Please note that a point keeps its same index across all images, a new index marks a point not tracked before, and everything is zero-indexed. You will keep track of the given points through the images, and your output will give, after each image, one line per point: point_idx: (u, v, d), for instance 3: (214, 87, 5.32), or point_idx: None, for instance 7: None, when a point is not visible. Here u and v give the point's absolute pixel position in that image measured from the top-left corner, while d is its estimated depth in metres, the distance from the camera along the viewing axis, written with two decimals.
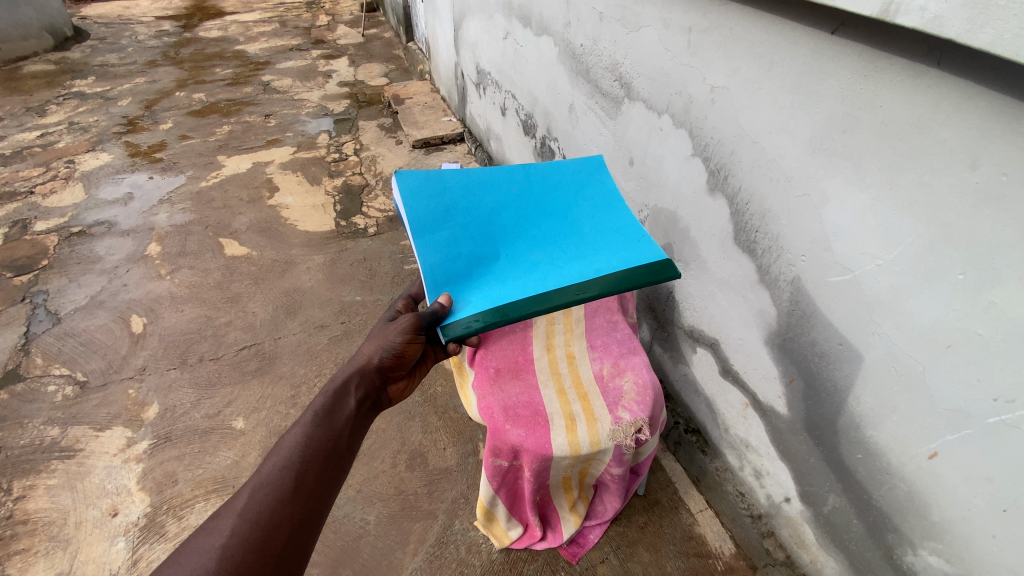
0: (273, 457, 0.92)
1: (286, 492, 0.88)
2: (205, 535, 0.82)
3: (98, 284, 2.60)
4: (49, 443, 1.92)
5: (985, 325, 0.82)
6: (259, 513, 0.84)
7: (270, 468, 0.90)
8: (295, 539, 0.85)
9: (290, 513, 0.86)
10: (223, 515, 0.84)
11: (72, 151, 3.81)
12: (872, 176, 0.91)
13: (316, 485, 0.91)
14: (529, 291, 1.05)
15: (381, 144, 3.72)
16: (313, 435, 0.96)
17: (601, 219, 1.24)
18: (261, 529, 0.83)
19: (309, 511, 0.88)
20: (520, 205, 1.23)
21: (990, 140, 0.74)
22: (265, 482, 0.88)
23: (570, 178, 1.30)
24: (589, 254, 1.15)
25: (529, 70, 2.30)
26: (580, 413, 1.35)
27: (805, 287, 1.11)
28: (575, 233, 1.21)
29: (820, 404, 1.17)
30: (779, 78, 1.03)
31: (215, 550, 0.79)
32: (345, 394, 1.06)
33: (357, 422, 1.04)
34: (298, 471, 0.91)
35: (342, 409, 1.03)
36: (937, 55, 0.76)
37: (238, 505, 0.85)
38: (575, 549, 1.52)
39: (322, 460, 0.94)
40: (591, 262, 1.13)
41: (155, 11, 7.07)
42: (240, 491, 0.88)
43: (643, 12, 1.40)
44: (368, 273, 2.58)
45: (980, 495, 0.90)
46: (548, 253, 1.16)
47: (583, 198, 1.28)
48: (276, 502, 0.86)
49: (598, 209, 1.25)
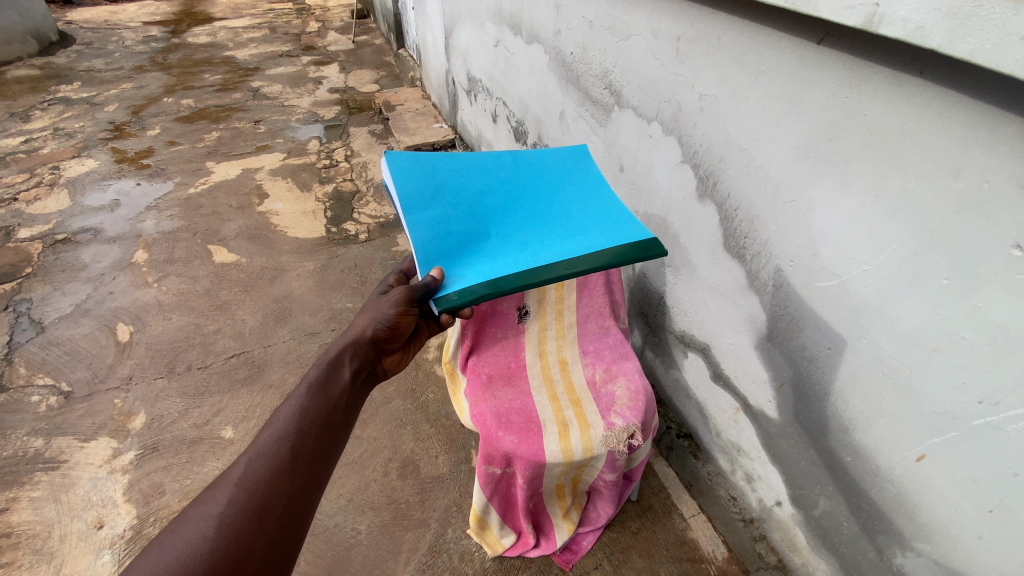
0: (271, 426, 0.91)
1: (284, 461, 0.87)
2: (199, 506, 0.80)
3: (84, 291, 2.56)
4: (32, 454, 1.88)
5: (970, 329, 0.83)
6: (257, 482, 0.83)
7: (266, 439, 0.89)
8: (293, 507, 0.84)
9: (286, 480, 0.85)
10: (219, 485, 0.83)
11: (56, 158, 3.75)
12: (859, 184, 0.92)
13: (312, 453, 0.90)
14: (520, 266, 1.05)
15: (372, 150, 3.71)
16: (311, 404, 0.96)
17: (590, 201, 1.24)
18: (259, 498, 0.82)
19: (308, 479, 0.88)
20: (509, 185, 1.24)
21: (971, 147, 0.76)
22: (262, 453, 0.86)
23: (560, 161, 1.32)
24: (578, 233, 1.15)
25: (520, 76, 2.31)
26: (573, 419, 1.36)
27: (794, 291, 1.12)
28: (564, 213, 1.21)
29: (809, 408, 1.18)
30: (767, 87, 1.04)
31: (212, 519, 0.78)
32: (341, 363, 1.05)
33: (354, 392, 1.04)
34: (295, 441, 0.90)
35: (339, 379, 1.03)
36: (920, 65, 0.78)
37: (235, 474, 0.84)
38: (569, 556, 1.51)
39: (319, 429, 0.93)
40: (581, 240, 1.13)
41: (143, 17, 7.00)
42: (237, 462, 0.86)
43: (632, 21, 1.41)
44: (360, 279, 2.57)
45: (967, 496, 0.91)
46: (537, 231, 1.16)
47: (570, 183, 1.28)
48: (273, 470, 0.85)
49: (586, 192, 1.25)
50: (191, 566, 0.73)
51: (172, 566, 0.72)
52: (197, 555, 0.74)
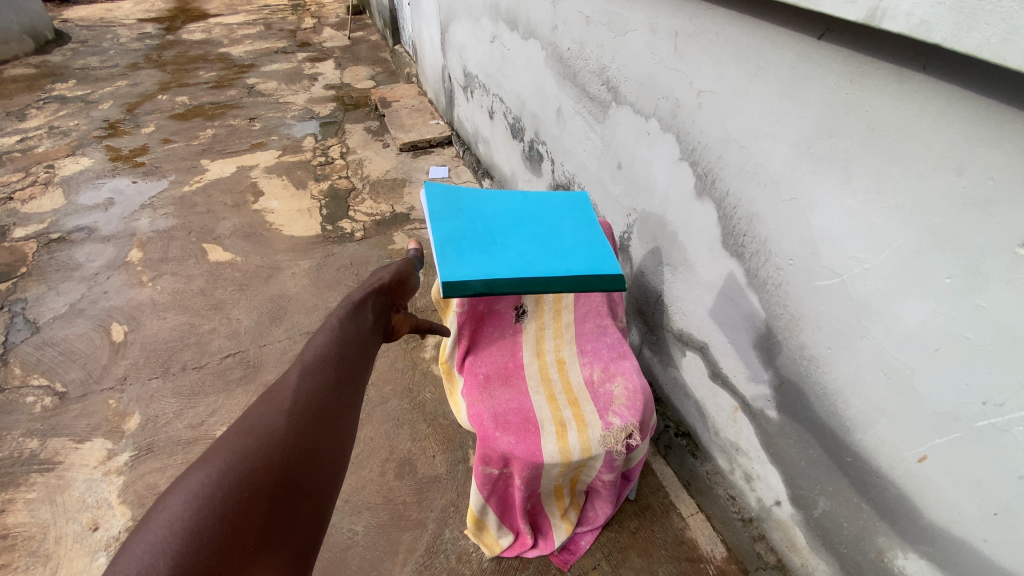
0: (312, 346, 0.91)
1: (333, 371, 0.87)
2: (261, 406, 0.78)
3: (78, 291, 2.54)
4: (26, 456, 1.86)
5: (974, 328, 0.82)
6: (313, 386, 0.83)
7: (311, 356, 0.89)
8: (349, 410, 0.84)
9: (340, 386, 0.85)
10: (275, 391, 0.81)
11: (50, 156, 3.72)
12: (860, 182, 0.91)
13: (357, 367, 0.91)
14: (513, 270, 1.06)
15: (368, 147, 3.69)
16: (345, 329, 0.97)
17: (585, 234, 1.23)
18: (318, 398, 0.81)
19: (358, 387, 0.88)
20: (514, 209, 1.27)
21: (976, 145, 0.74)
22: (311, 365, 0.86)
23: (559, 201, 1.34)
24: (565, 255, 1.15)
25: (516, 73, 2.29)
26: (570, 418, 1.34)
27: (794, 290, 1.11)
28: (555, 240, 1.20)
29: (809, 408, 1.17)
30: (766, 83, 1.03)
31: (279, 413, 0.77)
32: (364, 300, 1.07)
33: (381, 327, 1.06)
34: (338, 355, 0.90)
35: (366, 312, 1.04)
36: (923, 61, 0.77)
37: (290, 382, 0.83)
38: (567, 556, 1.50)
39: (358, 348, 0.94)
40: (565, 263, 1.12)
41: (138, 14, 6.95)
42: (286, 374, 0.85)
43: (629, 16, 1.39)
44: (356, 278, 2.56)
45: (970, 498, 0.90)
46: (528, 248, 1.16)
47: (573, 219, 1.29)
48: (326, 377, 0.85)
49: (582, 226, 1.25)
50: (268, 451, 0.71)
51: (251, 450, 0.70)
52: (273, 440, 0.72)
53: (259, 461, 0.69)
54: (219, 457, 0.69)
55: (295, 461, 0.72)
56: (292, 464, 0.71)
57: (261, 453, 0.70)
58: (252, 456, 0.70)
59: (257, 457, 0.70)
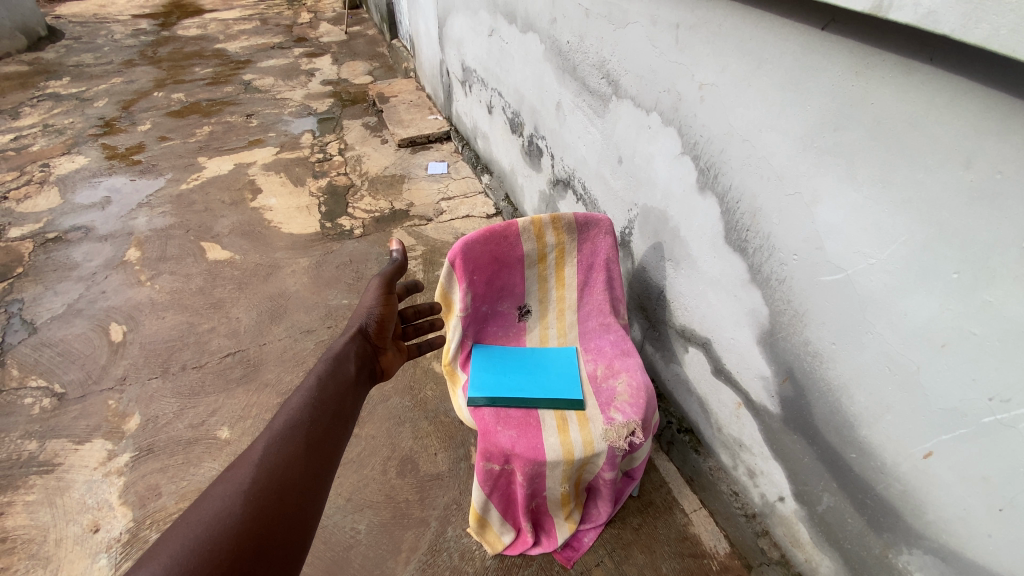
0: (284, 413, 0.87)
1: (301, 442, 0.82)
2: (221, 485, 0.74)
3: (76, 291, 2.53)
4: (25, 458, 1.86)
5: (981, 324, 0.81)
6: (277, 460, 0.78)
7: (280, 424, 0.84)
8: (315, 485, 0.79)
9: (306, 460, 0.81)
10: (239, 466, 0.77)
11: (46, 155, 3.69)
12: (865, 176, 0.90)
13: (330, 434, 0.87)
14: (511, 395, 1.40)
15: (366, 143, 3.66)
16: (322, 393, 0.94)
17: (566, 372, 1.47)
18: (283, 475, 0.77)
19: (330, 457, 0.84)
20: (519, 354, 1.55)
21: (984, 137, 0.73)
22: (278, 435, 0.82)
23: (552, 351, 1.56)
24: (546, 390, 1.41)
25: (515, 67, 2.26)
26: (572, 415, 1.37)
27: (796, 285, 1.10)
28: (540, 379, 1.45)
29: (812, 403, 1.16)
30: (768, 76, 1.02)
31: (237, 493, 0.72)
32: (343, 361, 1.06)
33: (357, 389, 1.03)
34: (310, 424, 0.86)
35: (344, 374, 1.02)
36: (931, 51, 0.75)
37: (254, 456, 0.78)
38: (570, 553, 1.49)
39: (333, 413, 0.91)
40: (543, 392, 1.40)
41: (132, 10, 6.88)
42: (253, 446, 0.81)
43: (630, 8, 1.37)
44: (356, 275, 2.54)
45: (976, 495, 0.89)
46: (519, 386, 1.43)
47: (560, 359, 1.53)
48: (294, 450, 0.81)
49: (565, 366, 1.49)
50: (221, 540, 0.66)
51: (202, 539, 0.66)
52: (227, 526, 0.68)
53: (207, 554, 0.65)
54: (169, 550, 0.65)
55: (247, 549, 0.68)
56: (244, 553, 0.67)
57: (212, 544, 0.66)
58: (202, 548, 0.65)
59: (208, 548, 0.65)
